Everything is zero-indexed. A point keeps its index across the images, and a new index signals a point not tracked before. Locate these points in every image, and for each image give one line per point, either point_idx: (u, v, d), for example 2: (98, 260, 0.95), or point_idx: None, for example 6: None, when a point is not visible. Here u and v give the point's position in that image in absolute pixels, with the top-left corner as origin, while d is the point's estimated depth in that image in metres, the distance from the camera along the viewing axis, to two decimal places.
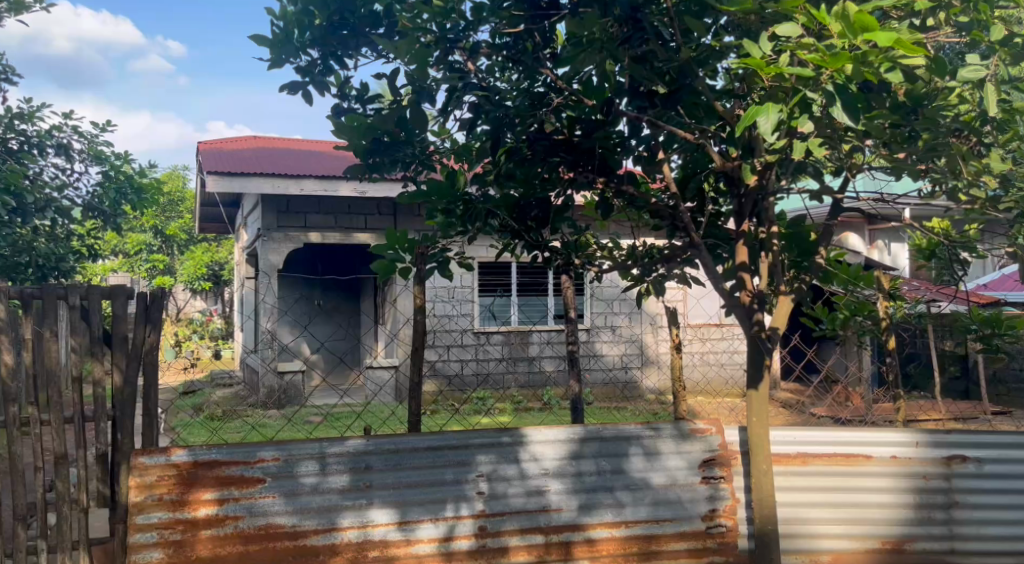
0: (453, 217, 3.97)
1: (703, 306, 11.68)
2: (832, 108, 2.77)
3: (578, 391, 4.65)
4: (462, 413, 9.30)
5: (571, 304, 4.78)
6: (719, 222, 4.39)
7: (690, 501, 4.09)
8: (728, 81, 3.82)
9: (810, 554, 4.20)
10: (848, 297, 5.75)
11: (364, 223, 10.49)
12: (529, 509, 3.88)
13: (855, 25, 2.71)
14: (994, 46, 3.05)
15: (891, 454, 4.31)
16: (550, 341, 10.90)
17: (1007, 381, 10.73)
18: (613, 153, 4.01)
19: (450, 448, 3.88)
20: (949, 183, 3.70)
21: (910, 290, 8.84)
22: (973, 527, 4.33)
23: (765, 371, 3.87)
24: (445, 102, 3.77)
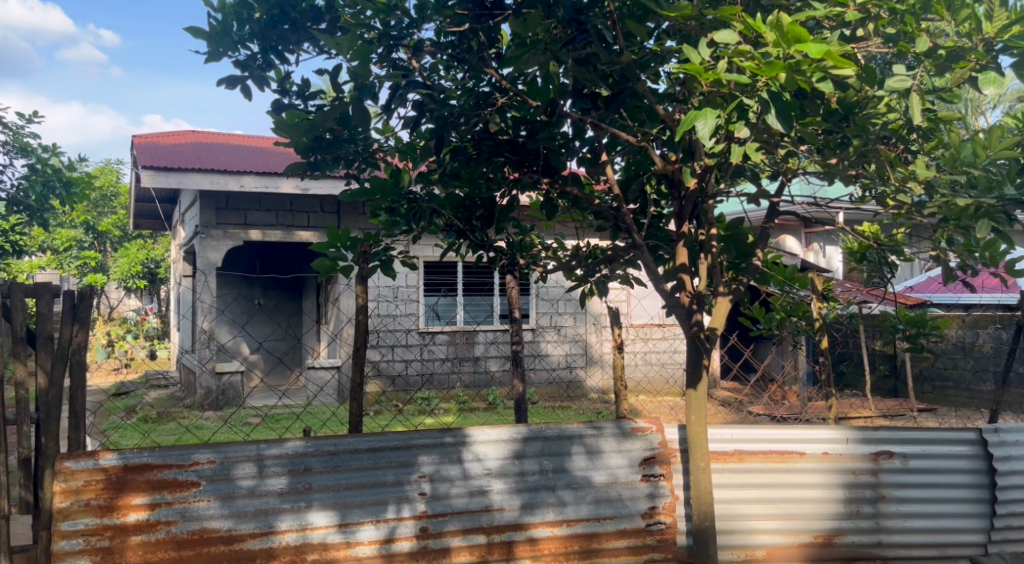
0: (397, 216, 3.98)
1: (645, 306, 11.85)
2: (767, 115, 2.86)
3: (521, 391, 4.64)
4: (406, 414, 9.20)
5: (515, 304, 4.77)
6: (661, 223, 4.48)
7: (630, 499, 4.13)
8: (670, 85, 3.87)
9: (746, 549, 4.30)
10: (785, 298, 5.87)
11: (306, 221, 10.33)
12: (471, 509, 3.88)
13: (789, 36, 2.80)
14: (919, 57, 3.18)
15: (823, 450, 4.44)
16: (495, 341, 10.89)
17: (932, 379, 11.17)
18: (558, 154, 3.98)
19: (391, 449, 3.85)
20: (878, 188, 3.81)
21: (842, 292, 9.14)
22: (900, 521, 4.48)
23: (703, 370, 3.94)
24: (388, 99, 3.67)
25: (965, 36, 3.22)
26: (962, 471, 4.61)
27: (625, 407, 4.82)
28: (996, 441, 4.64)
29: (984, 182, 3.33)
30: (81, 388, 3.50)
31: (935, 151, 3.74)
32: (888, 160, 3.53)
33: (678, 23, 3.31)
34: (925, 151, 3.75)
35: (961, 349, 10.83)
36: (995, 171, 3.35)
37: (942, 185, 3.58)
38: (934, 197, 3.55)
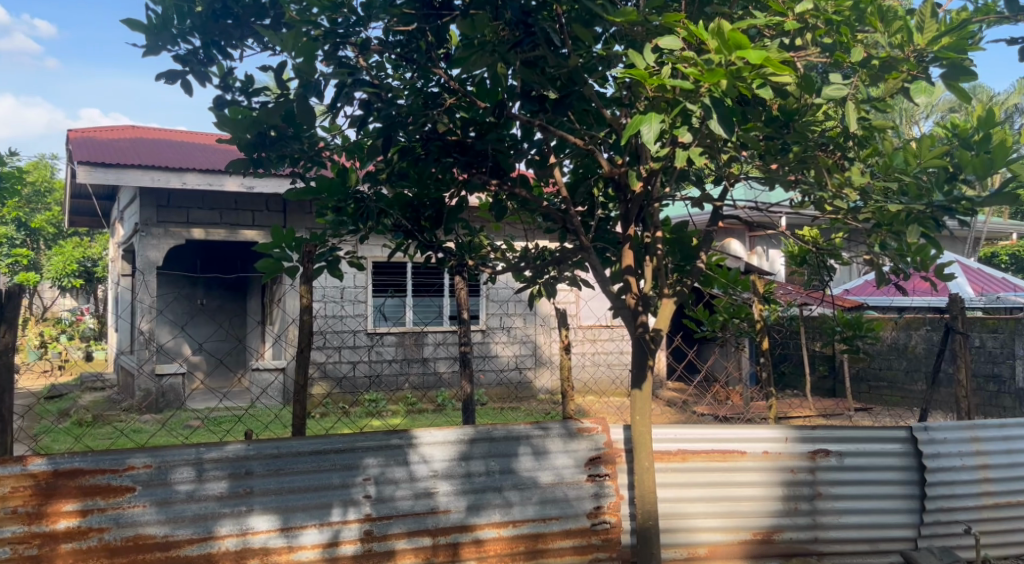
0: (343, 215, 3.92)
1: (593, 308, 11.96)
2: (709, 121, 2.90)
3: (469, 392, 4.64)
4: (352, 417, 9.10)
5: (464, 305, 4.76)
6: (607, 226, 4.53)
7: (576, 499, 4.16)
8: (617, 89, 3.91)
9: (689, 547, 4.37)
10: (728, 301, 6.01)
11: (251, 220, 10.17)
12: (416, 512, 3.86)
13: (730, 43, 2.85)
14: (856, 66, 3.29)
15: (763, 449, 4.54)
16: (444, 342, 10.86)
17: (868, 379, 11.49)
18: (506, 156, 4.00)
19: (336, 451, 3.80)
20: (816, 194, 3.89)
21: (783, 295, 9.36)
22: (835, 517, 4.61)
23: (648, 371, 4.00)
24: (334, 98, 3.61)
25: (897, 47, 3.31)
26: (894, 468, 4.75)
27: (572, 407, 4.85)
28: (926, 439, 4.79)
29: (914, 190, 3.46)
30: (7, 391, 3.37)
31: (870, 158, 3.85)
32: (825, 166, 3.65)
33: (624, 28, 3.34)
34: (861, 159, 3.84)
35: (895, 350, 11.19)
36: (924, 179, 3.49)
37: (876, 193, 3.68)
38: (868, 204, 3.65)
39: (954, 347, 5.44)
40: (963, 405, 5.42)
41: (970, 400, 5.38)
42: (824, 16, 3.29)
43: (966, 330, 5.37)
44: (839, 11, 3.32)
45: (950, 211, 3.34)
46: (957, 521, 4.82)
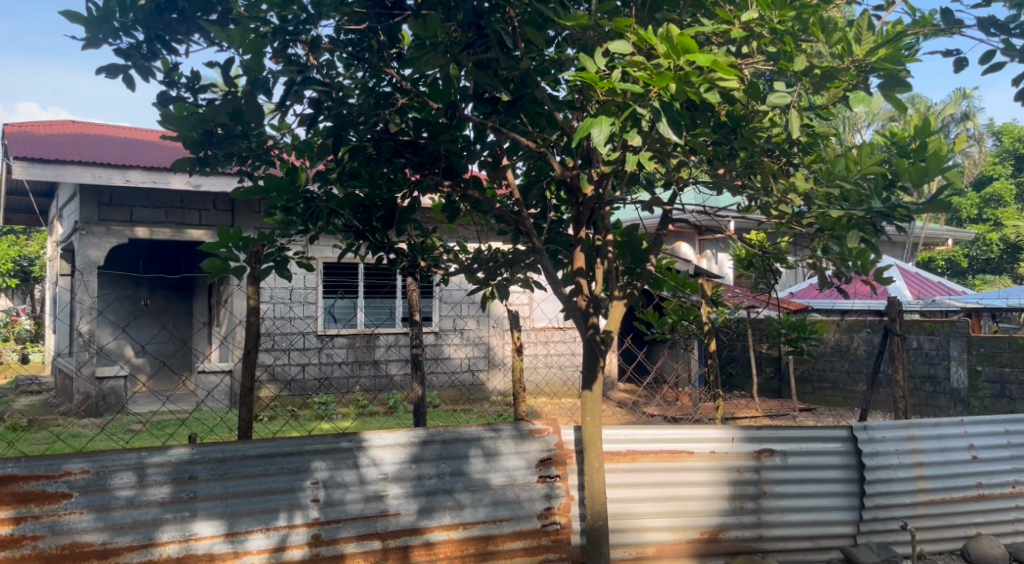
0: (292, 215, 3.81)
1: (545, 310, 12.02)
2: (659, 124, 2.95)
3: (420, 394, 4.62)
4: (301, 420, 8.97)
5: (415, 307, 4.74)
6: (561, 228, 4.57)
7: (527, 500, 4.17)
8: (569, 93, 3.94)
9: (637, 547, 4.41)
10: (677, 303, 6.11)
11: (198, 219, 9.96)
12: (365, 515, 3.82)
13: (679, 47, 2.90)
14: (799, 76, 3.37)
15: (710, 449, 4.61)
16: (395, 344, 10.79)
17: (812, 380, 11.77)
18: (460, 157, 4.01)
19: (283, 455, 3.74)
20: (762, 198, 3.98)
21: (731, 298, 9.54)
22: (779, 515, 4.71)
23: (598, 372, 4.02)
24: (282, 96, 3.55)
25: (837, 57, 3.41)
26: (834, 467, 4.87)
27: (523, 409, 4.86)
28: (865, 438, 4.93)
29: (855, 196, 3.55)
30: None
31: (813, 165, 3.95)
32: (771, 172, 3.73)
33: (576, 32, 3.37)
34: (804, 165, 3.95)
35: (838, 352, 11.45)
36: (864, 186, 3.58)
37: (819, 198, 3.78)
38: (811, 209, 3.74)
39: (892, 348, 5.61)
40: (900, 405, 5.58)
41: (907, 400, 5.54)
42: (769, 26, 3.32)
43: (903, 332, 5.54)
44: (783, 21, 3.35)
45: (887, 217, 3.44)
46: (894, 517, 4.97)
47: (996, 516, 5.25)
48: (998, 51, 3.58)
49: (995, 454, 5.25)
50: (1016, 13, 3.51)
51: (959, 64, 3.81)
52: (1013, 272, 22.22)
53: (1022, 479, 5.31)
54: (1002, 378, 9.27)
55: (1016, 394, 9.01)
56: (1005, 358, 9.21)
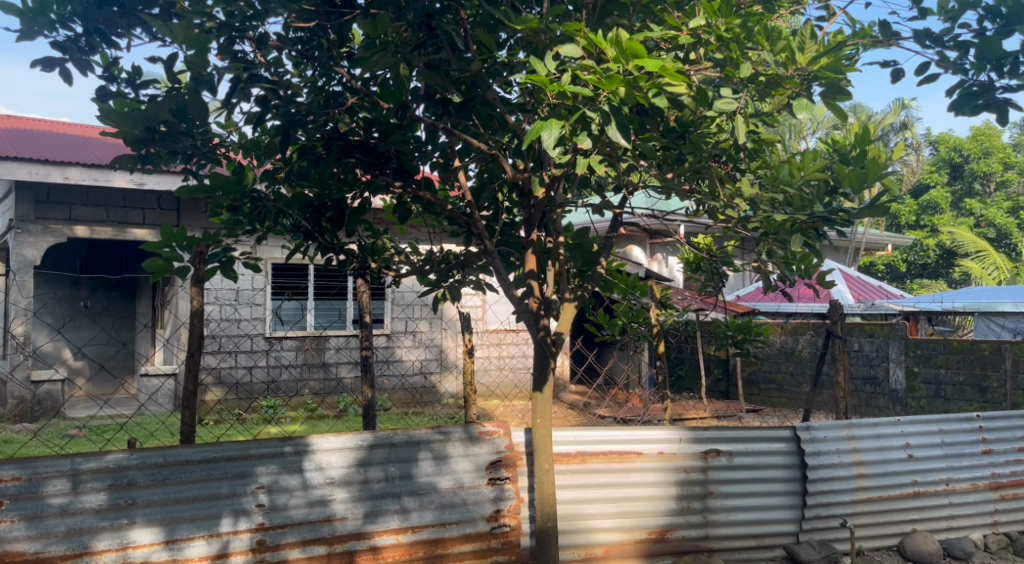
0: (239, 215, 3.73)
1: (497, 313, 12.02)
2: (608, 128, 2.97)
3: (369, 396, 4.57)
4: (247, 424, 8.81)
5: (366, 308, 4.70)
6: (513, 230, 4.57)
7: (475, 503, 4.16)
8: (521, 96, 3.92)
9: (586, 548, 4.43)
10: (626, 306, 6.18)
11: (141, 218, 9.72)
12: (311, 520, 3.77)
13: (627, 52, 2.94)
14: (745, 82, 3.43)
15: (658, 450, 4.66)
16: (346, 346, 10.67)
17: (759, 382, 12.02)
18: (410, 157, 3.98)
19: (227, 459, 3.67)
20: (710, 203, 4.04)
21: (680, 301, 9.67)
22: (725, 514, 4.78)
23: (548, 375, 4.02)
24: (228, 93, 3.46)
25: (782, 65, 3.47)
26: (778, 467, 4.96)
27: (474, 411, 4.85)
28: (807, 438, 5.05)
29: (798, 201, 3.63)
30: None
31: (758, 171, 4.04)
32: (718, 177, 3.79)
33: (528, 35, 3.35)
34: (750, 170, 4.03)
35: (784, 354, 11.66)
36: (807, 192, 3.66)
37: (764, 203, 3.86)
38: (756, 213, 3.81)
39: (834, 351, 5.75)
40: (841, 405, 5.72)
41: (848, 400, 5.67)
42: (715, 34, 3.40)
43: (844, 334, 5.68)
44: (729, 29, 3.44)
45: (829, 221, 3.52)
46: (834, 515, 5.09)
47: (931, 513, 5.40)
48: (932, 63, 3.68)
49: (930, 453, 5.41)
50: (949, 27, 3.62)
51: (896, 75, 3.92)
52: (948, 277, 23.09)
53: (955, 477, 5.48)
54: (938, 379, 9.63)
55: (950, 394, 9.41)
56: (940, 359, 9.60)
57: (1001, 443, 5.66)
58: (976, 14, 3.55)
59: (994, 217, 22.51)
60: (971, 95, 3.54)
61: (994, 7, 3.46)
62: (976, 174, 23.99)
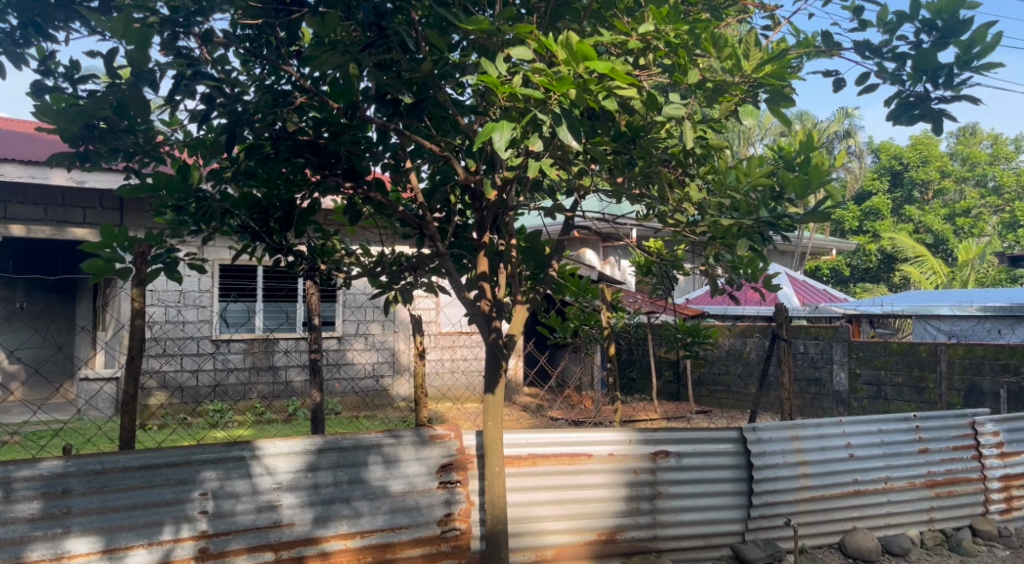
0: (185, 214, 3.68)
1: (450, 315, 11.98)
2: (559, 130, 2.97)
3: (318, 399, 4.50)
4: (192, 429, 8.60)
5: (315, 310, 4.63)
6: (466, 233, 4.55)
7: (427, 507, 4.12)
8: (473, 97, 3.90)
9: (536, 550, 4.45)
10: (578, 308, 6.23)
11: (81, 217, 9.44)
12: (257, 526, 3.70)
13: (577, 54, 2.95)
14: (692, 88, 3.48)
15: (609, 452, 4.69)
16: (295, 349, 10.51)
17: (708, 383, 12.21)
18: (361, 158, 3.93)
19: (169, 465, 3.58)
20: (660, 207, 4.09)
21: (630, 303, 9.73)
22: (673, 515, 4.83)
23: (500, 378, 4.00)
24: (170, 90, 3.37)
25: (728, 72, 3.53)
26: (724, 467, 5.04)
27: (426, 413, 4.81)
28: (753, 439, 5.13)
29: (744, 206, 3.70)
30: None
31: (707, 175, 4.09)
32: (666, 181, 3.83)
33: (480, 38, 3.33)
34: (699, 175, 4.08)
35: (732, 356, 11.86)
36: (753, 197, 3.73)
37: (711, 207, 3.92)
38: (704, 217, 3.87)
39: (779, 353, 5.85)
40: (785, 406, 5.82)
41: (792, 401, 5.78)
42: (664, 39, 3.44)
43: (789, 336, 5.79)
44: (678, 36, 3.47)
45: (774, 226, 3.61)
46: (779, 514, 5.18)
47: (870, 511, 5.54)
48: (872, 73, 3.77)
49: (871, 452, 5.55)
50: (888, 39, 3.72)
51: (838, 84, 4.01)
52: (889, 281, 23.78)
53: (894, 475, 5.63)
54: (878, 381, 9.91)
55: (890, 394, 9.70)
56: (880, 361, 9.87)
57: (936, 442, 5.83)
58: (913, 27, 3.65)
59: (932, 223, 23.26)
60: (908, 105, 3.65)
61: (930, 19, 3.56)
62: (915, 181, 24.71)
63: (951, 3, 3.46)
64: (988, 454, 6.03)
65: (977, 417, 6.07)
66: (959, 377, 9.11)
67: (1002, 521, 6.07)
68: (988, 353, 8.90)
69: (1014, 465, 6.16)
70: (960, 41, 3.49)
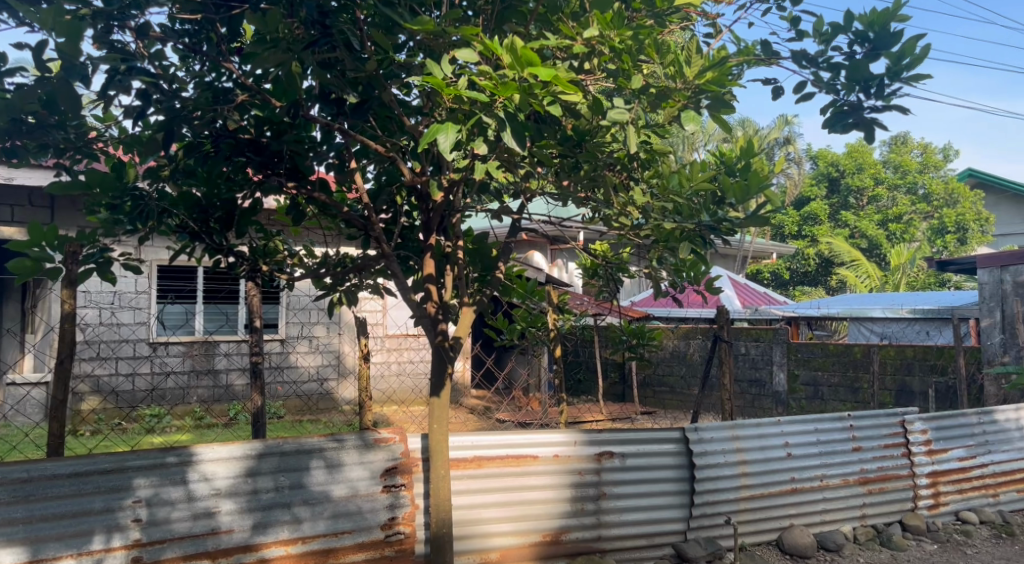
0: (119, 213, 3.61)
1: (397, 317, 11.89)
2: (503, 133, 2.97)
3: (259, 403, 4.41)
4: (128, 434, 8.35)
5: (257, 312, 4.54)
6: (413, 234, 4.51)
7: (370, 511, 4.07)
8: (419, 97, 3.89)
9: (481, 552, 4.44)
10: (525, 311, 6.26)
11: (10, 215, 9.09)
12: (193, 534, 3.60)
13: (522, 59, 2.95)
14: (636, 93, 3.54)
15: (554, 453, 4.72)
16: (237, 352, 10.30)
17: (653, 385, 12.38)
18: (304, 157, 3.86)
19: (100, 473, 3.48)
20: (605, 210, 4.12)
21: (577, 305, 9.81)
22: (617, 515, 4.87)
23: (446, 380, 3.97)
24: (103, 84, 3.26)
25: (671, 78, 3.59)
26: (668, 467, 5.11)
27: (370, 417, 4.76)
28: (695, 439, 5.21)
29: (686, 210, 3.75)
30: None
31: (652, 179, 4.14)
32: (612, 185, 3.87)
33: (426, 39, 3.29)
34: (644, 179, 4.13)
35: (675, 358, 12.05)
36: (695, 201, 3.79)
37: (655, 211, 3.97)
38: (648, 221, 3.93)
39: (720, 354, 5.97)
40: (726, 407, 5.92)
41: (733, 401, 5.89)
42: (608, 44, 3.49)
43: (730, 338, 5.91)
44: (622, 42, 3.52)
45: (714, 230, 3.67)
46: (719, 512, 5.27)
47: (807, 507, 5.67)
48: (808, 82, 3.87)
49: (807, 450, 5.68)
50: (823, 49, 3.82)
51: (776, 92, 4.10)
52: (826, 285, 24.45)
53: (829, 473, 5.78)
54: (815, 381, 10.19)
55: (826, 395, 9.98)
56: (818, 362, 10.13)
57: (869, 440, 6.01)
58: (846, 38, 3.75)
59: (867, 229, 24.04)
60: (842, 114, 3.75)
61: (862, 32, 3.68)
62: (850, 188, 25.52)
63: (882, 16, 3.58)
64: (917, 451, 6.23)
65: (907, 416, 6.27)
66: (891, 377, 9.46)
67: (931, 516, 6.28)
68: (917, 353, 9.25)
69: (942, 462, 6.38)
70: (891, 53, 3.60)
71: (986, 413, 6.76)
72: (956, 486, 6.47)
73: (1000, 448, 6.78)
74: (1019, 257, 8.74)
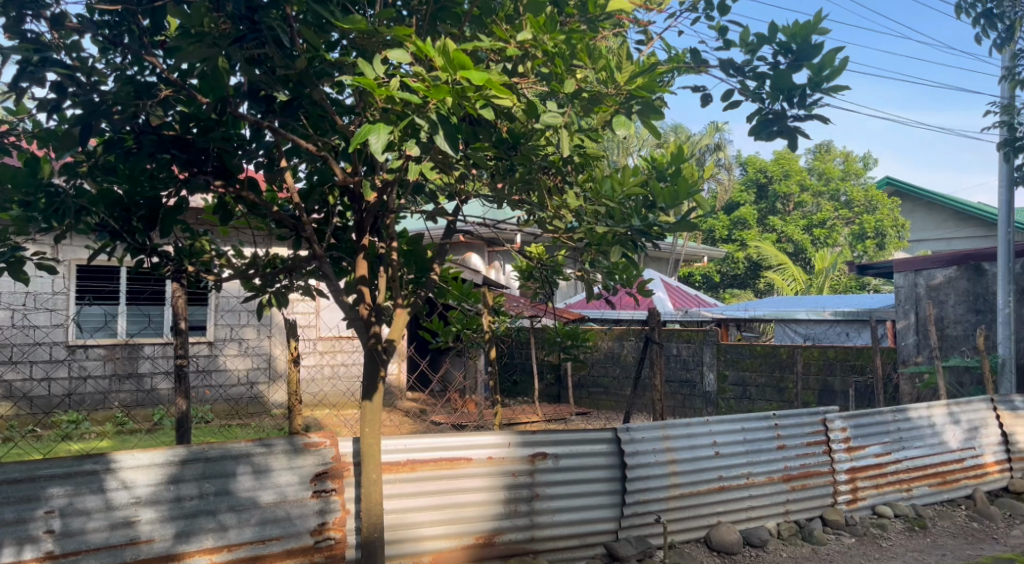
0: (33, 210, 3.46)
1: (330, 319, 11.71)
2: (435, 136, 2.96)
3: (184, 408, 4.27)
4: (44, 441, 7.98)
5: (182, 314, 4.40)
6: (345, 235, 4.44)
7: (299, 517, 3.97)
8: (350, 96, 3.84)
9: (414, 556, 4.40)
10: (461, 312, 6.26)
11: None
12: (111, 544, 3.48)
13: (454, 63, 2.95)
14: (568, 96, 3.56)
15: (487, 455, 4.73)
16: (162, 355, 9.97)
17: (587, 386, 12.50)
18: (233, 155, 3.73)
19: (10, 483, 3.36)
20: (539, 214, 4.15)
21: (514, 307, 9.82)
22: (550, 515, 4.89)
23: (379, 382, 3.90)
24: (14, 76, 3.12)
25: (603, 83, 3.64)
26: (600, 467, 5.16)
27: (301, 421, 4.67)
28: (627, 439, 5.30)
29: (618, 214, 3.80)
30: None
31: (586, 183, 4.18)
32: (545, 188, 3.90)
33: (358, 38, 3.24)
34: (577, 183, 4.17)
35: (610, 359, 12.19)
36: (627, 205, 3.83)
37: (587, 215, 4.01)
38: (581, 224, 3.97)
39: (652, 355, 6.06)
40: (657, 407, 6.01)
41: (663, 402, 5.99)
42: (542, 48, 3.50)
43: (661, 339, 6.01)
44: (555, 46, 3.55)
45: (645, 234, 3.72)
46: (649, 511, 5.34)
47: (734, 505, 5.80)
48: (735, 90, 3.96)
49: (734, 449, 5.82)
50: (749, 59, 3.92)
51: (705, 100, 4.19)
52: (755, 287, 25.13)
53: (755, 470, 5.93)
54: (744, 381, 10.47)
55: (753, 394, 10.27)
56: (745, 363, 10.41)
57: (793, 438, 6.19)
58: (771, 49, 3.86)
59: (793, 233, 24.80)
60: (767, 122, 3.85)
61: (786, 43, 3.78)
62: (778, 194, 26.30)
63: (804, 28, 3.69)
64: (837, 448, 6.45)
65: (828, 414, 6.48)
66: (814, 377, 9.79)
67: (850, 511, 6.49)
68: (838, 354, 9.61)
69: (859, 458, 6.62)
70: (812, 63, 3.71)
71: (900, 411, 7.05)
72: (873, 482, 6.70)
73: (914, 445, 7.06)
74: (932, 261, 9.16)
